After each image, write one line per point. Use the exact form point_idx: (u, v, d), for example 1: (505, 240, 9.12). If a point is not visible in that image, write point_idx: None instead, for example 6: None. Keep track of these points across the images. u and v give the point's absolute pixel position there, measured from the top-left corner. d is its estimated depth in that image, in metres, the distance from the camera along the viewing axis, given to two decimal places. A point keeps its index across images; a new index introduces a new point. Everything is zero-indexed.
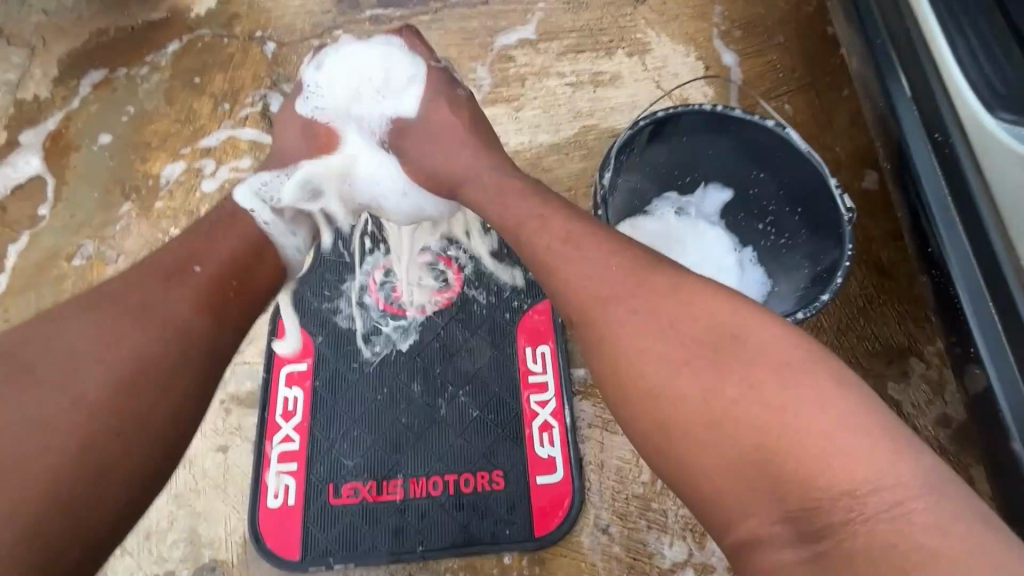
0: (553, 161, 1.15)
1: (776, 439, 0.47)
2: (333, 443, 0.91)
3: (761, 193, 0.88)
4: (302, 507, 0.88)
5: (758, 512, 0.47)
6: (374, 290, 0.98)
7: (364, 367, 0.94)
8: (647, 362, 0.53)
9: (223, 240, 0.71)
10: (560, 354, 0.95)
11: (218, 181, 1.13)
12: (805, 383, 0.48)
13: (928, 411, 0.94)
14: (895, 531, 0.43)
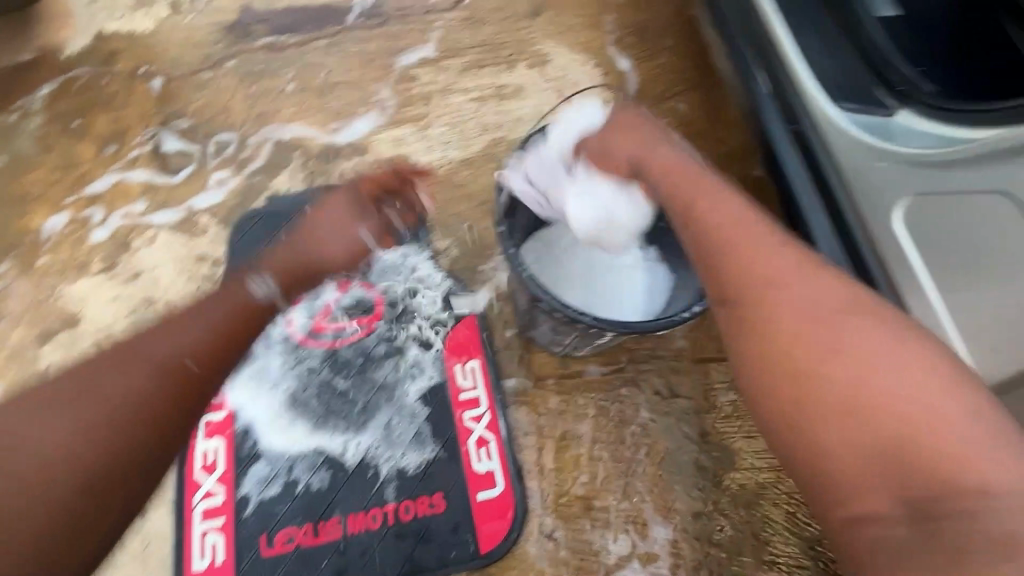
0: (466, 175, 1.15)
1: (923, 417, 0.42)
2: (262, 490, 0.86)
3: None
4: (233, 563, 0.83)
5: (893, 488, 0.41)
6: (293, 326, 0.96)
7: (289, 408, 0.91)
8: (861, 322, 0.47)
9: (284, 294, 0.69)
10: (489, 367, 0.95)
11: (110, 229, 1.05)
12: (929, 367, 0.44)
13: None
14: (995, 523, 0.38)
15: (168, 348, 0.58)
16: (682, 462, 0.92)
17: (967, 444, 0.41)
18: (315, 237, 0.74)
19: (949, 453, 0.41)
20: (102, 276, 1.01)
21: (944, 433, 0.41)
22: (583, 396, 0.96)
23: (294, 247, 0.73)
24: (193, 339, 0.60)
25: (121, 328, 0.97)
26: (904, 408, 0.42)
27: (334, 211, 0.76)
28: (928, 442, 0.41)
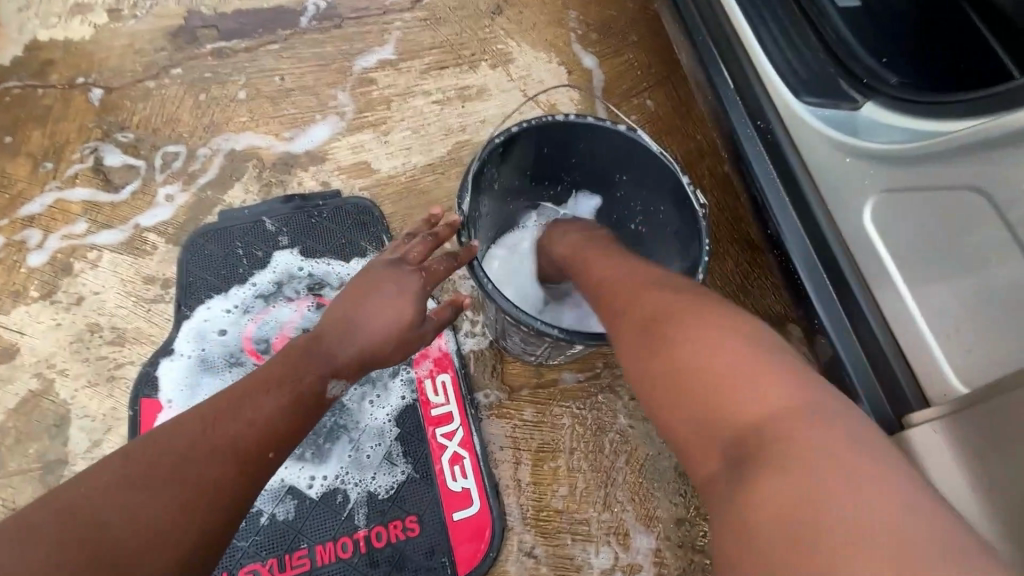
0: (430, 181, 1.10)
1: (714, 380, 0.44)
2: None
3: (626, 194, 0.90)
4: None
5: (705, 450, 0.42)
6: (251, 347, 0.92)
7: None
8: (678, 310, 0.50)
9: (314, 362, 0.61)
10: (461, 380, 0.92)
11: (48, 252, 0.98)
12: (726, 339, 0.46)
13: None
14: (782, 470, 0.37)
15: (221, 420, 0.54)
16: (662, 469, 0.90)
17: (833, 475, 0.36)
18: (352, 324, 0.65)
19: (817, 482, 0.36)
20: (41, 303, 0.94)
21: (821, 466, 0.37)
22: (559, 405, 0.93)
23: (326, 337, 0.64)
24: (257, 412, 0.55)
25: (63, 358, 0.90)
26: (775, 423, 0.40)
27: (378, 293, 0.67)
28: (796, 462, 0.37)
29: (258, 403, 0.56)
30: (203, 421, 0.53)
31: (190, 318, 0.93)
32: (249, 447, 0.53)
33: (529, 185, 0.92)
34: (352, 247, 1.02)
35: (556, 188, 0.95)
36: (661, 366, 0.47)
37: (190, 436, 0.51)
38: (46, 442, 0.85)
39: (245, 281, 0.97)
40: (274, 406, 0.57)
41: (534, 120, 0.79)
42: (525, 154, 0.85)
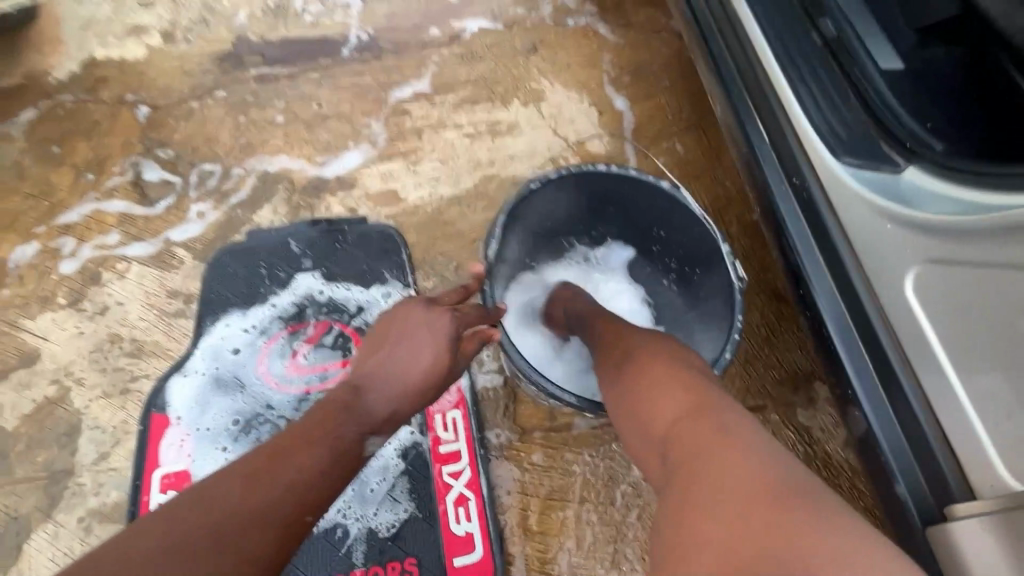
0: (455, 213, 1.11)
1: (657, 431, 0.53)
2: None
3: (662, 249, 0.90)
4: None
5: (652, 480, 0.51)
6: (264, 368, 0.92)
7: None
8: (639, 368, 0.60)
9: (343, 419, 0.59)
10: (471, 419, 0.90)
11: (80, 260, 1.00)
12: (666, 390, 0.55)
13: (837, 433, 0.95)
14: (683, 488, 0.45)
15: (263, 479, 0.49)
16: None
17: (729, 490, 0.41)
18: (385, 370, 0.65)
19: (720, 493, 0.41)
20: (67, 310, 0.95)
21: (730, 485, 0.42)
22: (571, 452, 0.90)
23: (365, 387, 0.63)
24: (301, 474, 0.51)
25: (82, 367, 0.91)
26: (701, 449, 0.46)
27: (410, 341, 0.67)
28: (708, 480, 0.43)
29: (299, 463, 0.52)
30: (247, 483, 0.48)
31: (207, 335, 0.94)
32: (290, 514, 0.48)
33: (562, 228, 0.92)
34: (372, 273, 1.02)
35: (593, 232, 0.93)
36: (637, 425, 0.56)
37: (232, 502, 0.46)
38: (55, 451, 0.84)
39: (266, 301, 0.97)
40: (315, 465, 0.53)
41: (564, 170, 0.82)
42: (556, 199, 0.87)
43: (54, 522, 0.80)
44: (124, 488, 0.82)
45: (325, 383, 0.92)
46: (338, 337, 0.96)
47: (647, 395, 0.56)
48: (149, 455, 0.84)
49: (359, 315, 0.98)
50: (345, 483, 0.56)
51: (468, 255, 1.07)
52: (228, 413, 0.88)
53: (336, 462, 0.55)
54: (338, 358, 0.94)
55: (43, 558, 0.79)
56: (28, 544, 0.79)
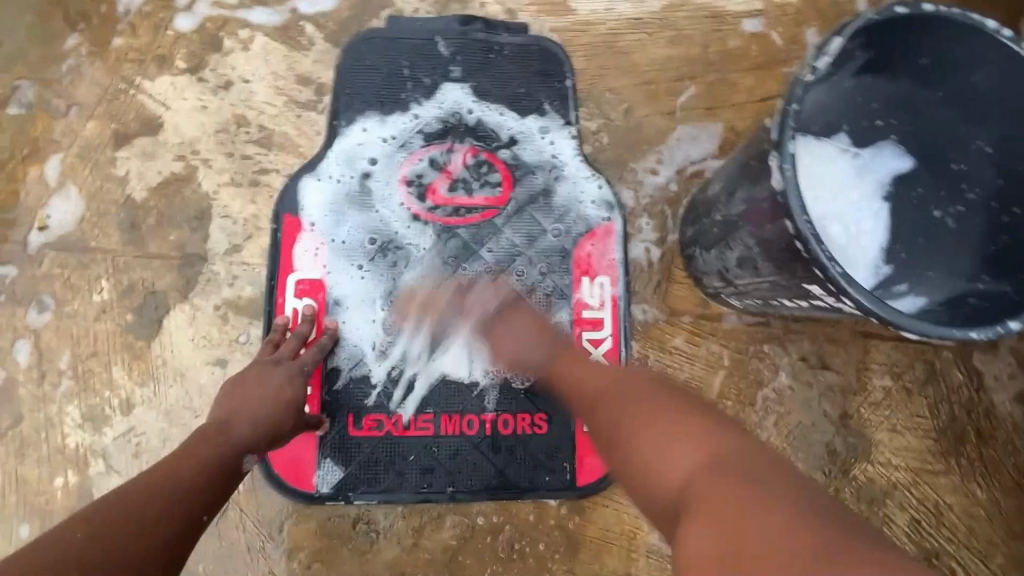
0: (633, 40, 0.88)
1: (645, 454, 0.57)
2: (352, 369, 0.77)
3: (965, 171, 0.63)
4: (318, 436, 0.76)
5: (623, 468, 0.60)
6: (405, 191, 0.82)
7: (391, 292, 0.79)
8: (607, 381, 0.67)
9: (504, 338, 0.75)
10: (621, 289, 0.81)
11: (198, 19, 0.84)
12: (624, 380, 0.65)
13: (1009, 385, 0.83)
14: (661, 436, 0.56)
15: (182, 466, 0.56)
16: (812, 442, 0.81)
17: (743, 485, 0.47)
18: (243, 410, 0.64)
19: (749, 496, 0.46)
20: (188, 78, 0.83)
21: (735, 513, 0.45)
22: (717, 344, 0.82)
23: (231, 424, 0.63)
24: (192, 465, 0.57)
25: (207, 148, 0.81)
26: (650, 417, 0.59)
27: (247, 374, 0.68)
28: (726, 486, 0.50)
29: (198, 453, 0.59)
30: (121, 493, 0.51)
31: (343, 140, 0.82)
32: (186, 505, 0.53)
33: (862, 105, 0.65)
34: (529, 99, 0.85)
35: (887, 119, 0.65)
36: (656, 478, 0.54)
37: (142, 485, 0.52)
38: (187, 233, 0.79)
39: (408, 109, 0.83)
40: (202, 465, 0.57)
41: (960, 11, 0.55)
42: (900, 66, 0.62)
43: (191, 306, 0.78)
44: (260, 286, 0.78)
45: (464, 219, 0.81)
46: (485, 173, 0.83)
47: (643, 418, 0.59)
48: (282, 256, 0.79)
49: (511, 153, 0.84)
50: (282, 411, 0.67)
51: (642, 98, 0.87)
52: (364, 230, 0.80)
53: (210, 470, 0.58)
54: (483, 197, 0.82)
55: (179, 337, 0.77)
56: (166, 321, 0.77)
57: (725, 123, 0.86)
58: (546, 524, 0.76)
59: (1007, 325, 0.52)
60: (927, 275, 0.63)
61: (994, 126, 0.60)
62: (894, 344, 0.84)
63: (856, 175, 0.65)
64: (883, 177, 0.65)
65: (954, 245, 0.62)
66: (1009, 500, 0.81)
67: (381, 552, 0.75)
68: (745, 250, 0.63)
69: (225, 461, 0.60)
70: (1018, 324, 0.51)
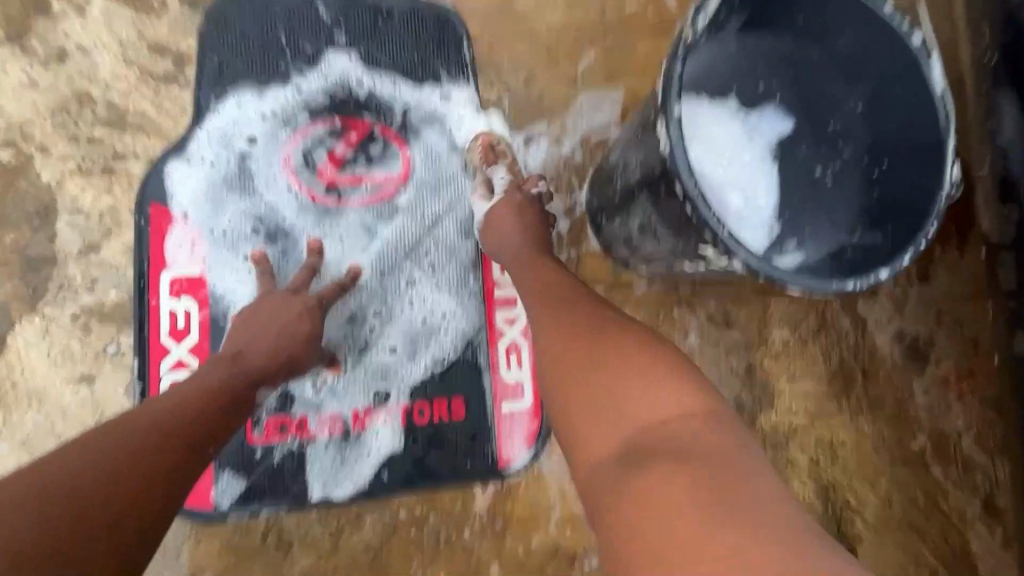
0: (529, 3, 0.84)
1: (586, 377, 0.46)
2: None
3: (842, 131, 0.66)
4: None
5: (578, 419, 0.45)
6: (292, 174, 0.74)
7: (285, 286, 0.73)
8: (563, 322, 0.52)
9: (509, 229, 0.66)
10: None
11: None
12: (570, 329, 0.50)
13: (888, 326, 0.90)
14: (608, 393, 0.44)
15: (129, 429, 0.48)
16: (721, 397, 0.85)
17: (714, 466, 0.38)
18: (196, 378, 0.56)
19: (689, 474, 0.37)
20: (9, 49, 0.70)
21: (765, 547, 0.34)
22: (630, 312, 0.83)
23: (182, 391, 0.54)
24: (136, 432, 0.48)
25: (43, 131, 0.69)
26: (597, 368, 0.46)
27: (263, 306, 0.65)
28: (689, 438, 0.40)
29: (168, 405, 0.52)
30: (69, 465, 0.43)
31: (212, 118, 0.73)
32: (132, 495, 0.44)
33: (746, 68, 0.67)
34: (424, 68, 0.80)
35: (769, 82, 0.68)
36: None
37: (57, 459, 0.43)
38: (27, 233, 0.68)
39: (288, 81, 0.75)
40: (164, 421, 0.50)
41: None
42: (777, 26, 0.64)
43: (42, 317, 0.67)
44: (127, 287, 0.69)
45: (363, 201, 0.76)
46: (383, 151, 0.77)
47: (607, 394, 0.44)
48: (152, 252, 0.70)
49: (409, 128, 0.78)
50: (247, 376, 0.58)
51: (543, 65, 0.84)
52: (247, 218, 0.72)
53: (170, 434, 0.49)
54: (382, 177, 0.77)
55: (30, 354, 0.67)
56: (11, 338, 0.67)
57: (625, 89, 0.86)
58: (471, 511, 0.74)
59: (878, 275, 0.55)
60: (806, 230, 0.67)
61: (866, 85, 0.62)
62: (791, 299, 0.88)
63: (745, 137, 0.67)
64: (768, 140, 0.68)
65: (833, 202, 0.66)
66: (891, 432, 0.89)
67: (297, 561, 0.70)
68: (644, 217, 0.62)
69: (237, 389, 0.57)
70: (889, 273, 0.55)
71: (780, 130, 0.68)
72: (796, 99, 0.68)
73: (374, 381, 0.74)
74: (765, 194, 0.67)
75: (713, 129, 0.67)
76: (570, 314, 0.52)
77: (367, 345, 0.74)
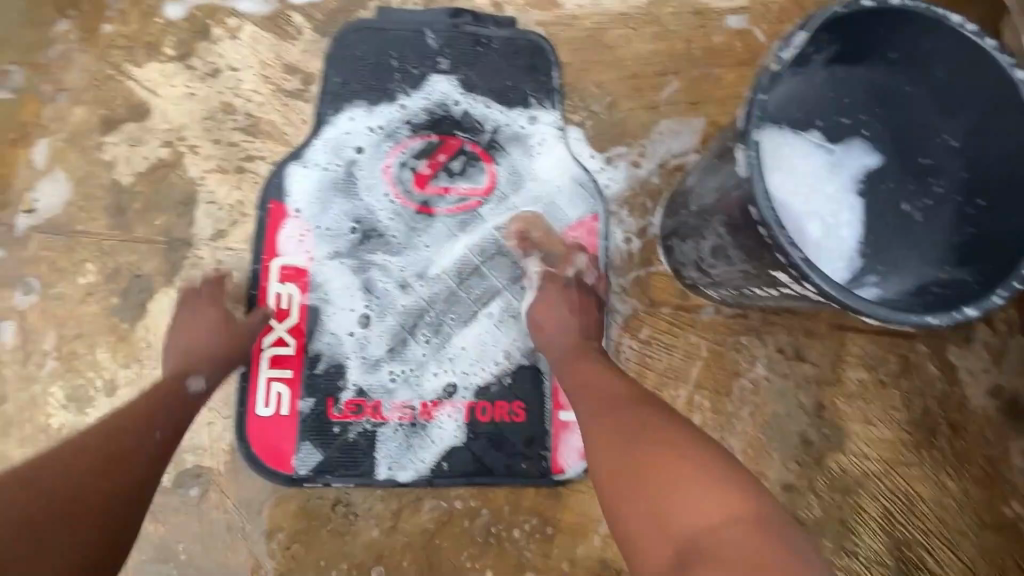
0: (619, 35, 0.89)
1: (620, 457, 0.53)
2: (333, 354, 0.79)
3: (933, 168, 0.65)
4: (298, 418, 0.77)
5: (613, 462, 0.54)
6: (391, 182, 0.83)
7: (376, 279, 0.80)
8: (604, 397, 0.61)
9: (574, 317, 0.74)
10: (601, 280, 0.83)
11: (188, 8, 0.85)
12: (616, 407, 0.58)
13: (982, 378, 0.84)
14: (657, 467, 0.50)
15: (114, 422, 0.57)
16: (787, 431, 0.83)
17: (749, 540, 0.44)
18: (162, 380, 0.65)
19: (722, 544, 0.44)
20: (176, 65, 0.84)
21: None
22: (695, 335, 0.84)
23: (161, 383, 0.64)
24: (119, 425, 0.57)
25: (195, 134, 0.82)
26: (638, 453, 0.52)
27: (188, 309, 0.72)
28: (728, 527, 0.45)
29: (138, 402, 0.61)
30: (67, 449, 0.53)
31: (329, 127, 0.83)
32: (117, 479, 0.53)
33: (833, 100, 0.68)
34: (516, 92, 0.86)
35: (857, 115, 0.69)
36: (649, 454, 0.52)
37: (14, 477, 0.49)
38: (174, 218, 0.80)
39: (394, 99, 0.84)
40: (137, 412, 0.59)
41: (926, 6, 0.57)
42: (871, 56, 0.64)
43: (176, 289, 0.79)
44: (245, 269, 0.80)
45: (450, 209, 0.83)
46: (472, 165, 0.84)
47: (668, 469, 0.50)
48: (265, 240, 0.80)
49: (498, 145, 0.85)
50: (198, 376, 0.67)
51: (627, 92, 0.88)
52: (349, 218, 0.81)
53: (128, 424, 0.58)
54: (469, 188, 0.83)
55: (163, 320, 0.78)
56: (150, 305, 0.78)
57: (707, 118, 0.88)
58: (523, 510, 0.77)
59: (964, 312, 0.53)
60: (878, 268, 0.66)
61: (962, 121, 0.61)
62: (870, 338, 0.85)
63: (830, 168, 0.68)
64: (853, 175, 0.68)
65: (919, 237, 0.64)
66: (980, 493, 0.82)
67: (360, 535, 0.76)
68: (717, 239, 0.64)
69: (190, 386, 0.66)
70: (976, 311, 0.53)
71: (865, 165, 0.68)
72: (885, 134, 0.68)
73: (444, 374, 0.79)
74: (846, 229, 0.66)
75: (799, 159, 0.68)
76: (609, 400, 0.60)
77: (440, 342, 0.80)
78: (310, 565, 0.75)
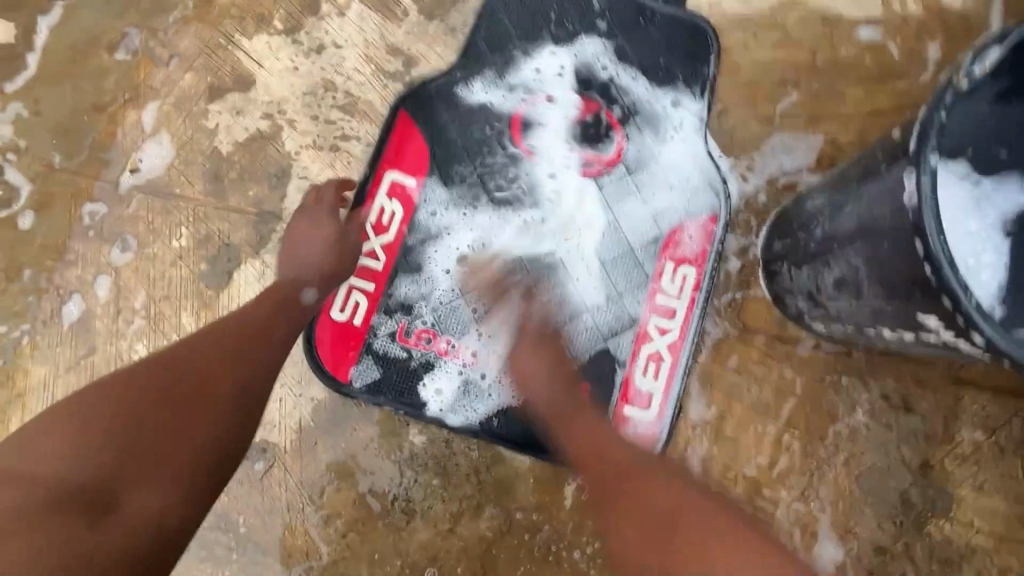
0: (737, 38, 0.83)
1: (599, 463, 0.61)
2: (417, 296, 0.78)
3: None
4: (368, 332, 0.77)
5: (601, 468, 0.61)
6: (518, 133, 0.81)
7: (477, 226, 0.79)
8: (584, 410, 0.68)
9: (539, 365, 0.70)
10: (704, 285, 0.78)
11: None
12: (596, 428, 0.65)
13: None
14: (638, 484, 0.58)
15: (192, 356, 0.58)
16: (884, 488, 0.75)
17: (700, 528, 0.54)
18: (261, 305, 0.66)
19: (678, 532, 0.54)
20: (283, 38, 0.84)
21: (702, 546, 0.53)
22: (790, 369, 0.77)
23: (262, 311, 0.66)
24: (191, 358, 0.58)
25: (294, 109, 0.82)
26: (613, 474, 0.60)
27: (301, 222, 0.73)
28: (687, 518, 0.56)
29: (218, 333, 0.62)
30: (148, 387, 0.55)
31: (477, 63, 0.82)
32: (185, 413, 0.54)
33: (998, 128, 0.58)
34: (666, 72, 0.82)
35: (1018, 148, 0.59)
36: (623, 476, 0.59)
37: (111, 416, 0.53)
38: (266, 191, 0.80)
39: (545, 47, 0.82)
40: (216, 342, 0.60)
41: None
42: None
43: (262, 262, 0.79)
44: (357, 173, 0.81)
45: (568, 174, 0.80)
46: (606, 131, 0.81)
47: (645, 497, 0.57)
48: (390, 150, 0.80)
49: (635, 121, 0.81)
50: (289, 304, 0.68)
51: (740, 100, 0.82)
52: (464, 166, 0.80)
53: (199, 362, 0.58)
54: (594, 154, 0.81)
55: (247, 290, 0.79)
56: (236, 274, 0.79)
57: (826, 135, 0.81)
58: (586, 532, 0.73)
59: None
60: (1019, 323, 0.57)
61: None
62: (994, 397, 0.75)
63: (975, 201, 0.59)
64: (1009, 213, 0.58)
65: None
66: None
67: (416, 533, 0.74)
68: (848, 270, 0.58)
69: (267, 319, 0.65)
70: None
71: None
72: None
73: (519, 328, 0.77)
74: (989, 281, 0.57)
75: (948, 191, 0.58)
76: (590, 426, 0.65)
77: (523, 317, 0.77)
78: (364, 557, 0.73)
